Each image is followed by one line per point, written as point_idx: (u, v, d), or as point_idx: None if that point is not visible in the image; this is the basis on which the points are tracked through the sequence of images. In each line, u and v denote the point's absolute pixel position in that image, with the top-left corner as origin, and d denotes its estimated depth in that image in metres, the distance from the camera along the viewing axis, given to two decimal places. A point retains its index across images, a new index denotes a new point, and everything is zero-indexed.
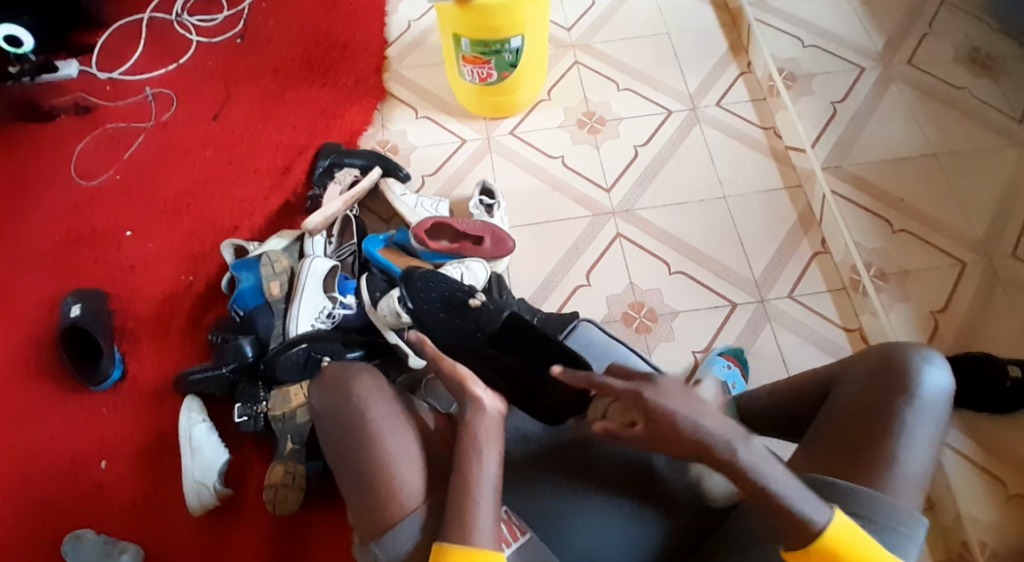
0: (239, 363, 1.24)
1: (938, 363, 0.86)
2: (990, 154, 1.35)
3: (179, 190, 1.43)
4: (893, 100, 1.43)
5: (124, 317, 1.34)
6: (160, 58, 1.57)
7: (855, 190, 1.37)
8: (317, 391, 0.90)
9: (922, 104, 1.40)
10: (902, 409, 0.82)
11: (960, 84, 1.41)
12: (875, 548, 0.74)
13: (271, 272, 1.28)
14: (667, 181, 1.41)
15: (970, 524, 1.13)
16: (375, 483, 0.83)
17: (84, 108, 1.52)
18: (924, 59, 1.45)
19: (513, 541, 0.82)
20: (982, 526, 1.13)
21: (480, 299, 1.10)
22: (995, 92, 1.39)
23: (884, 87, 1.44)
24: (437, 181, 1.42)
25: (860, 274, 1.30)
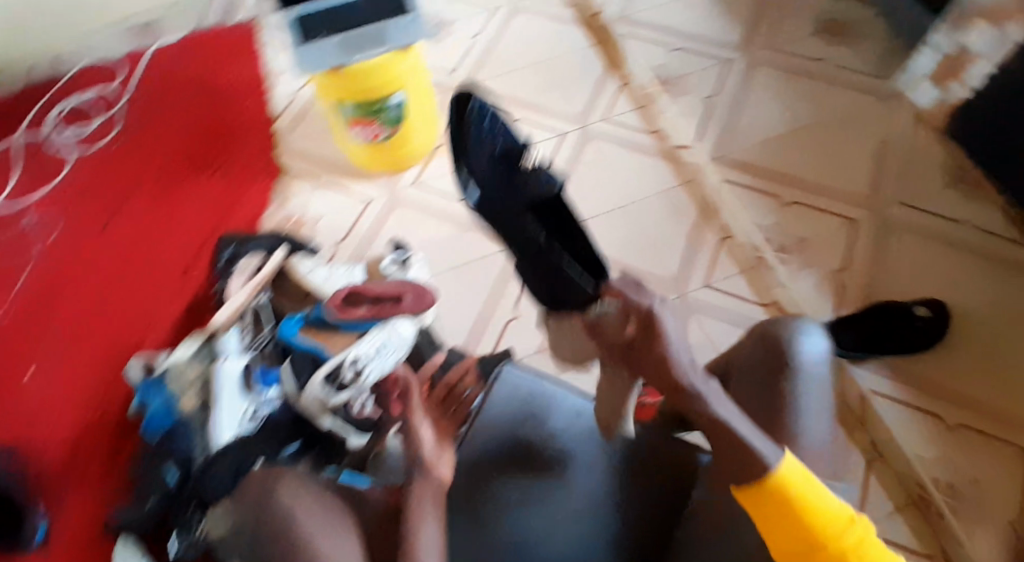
0: (163, 495, 1.07)
1: (813, 332, 0.83)
2: (852, 121, 1.47)
3: (76, 315, 1.29)
4: (762, 86, 1.53)
5: (31, 467, 1.16)
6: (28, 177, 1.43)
7: (742, 173, 1.43)
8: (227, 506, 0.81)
9: (787, 87, 1.52)
10: (789, 380, 0.80)
11: (818, 58, 1.55)
12: (825, 495, 0.68)
13: (180, 387, 1.12)
14: (573, 202, 1.41)
15: (920, 463, 1.16)
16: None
17: None
18: (781, 44, 1.58)
19: None
20: (930, 462, 1.16)
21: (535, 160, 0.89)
22: (855, 59, 1.54)
23: (748, 77, 1.54)
24: (348, 248, 1.36)
25: (762, 252, 1.34)
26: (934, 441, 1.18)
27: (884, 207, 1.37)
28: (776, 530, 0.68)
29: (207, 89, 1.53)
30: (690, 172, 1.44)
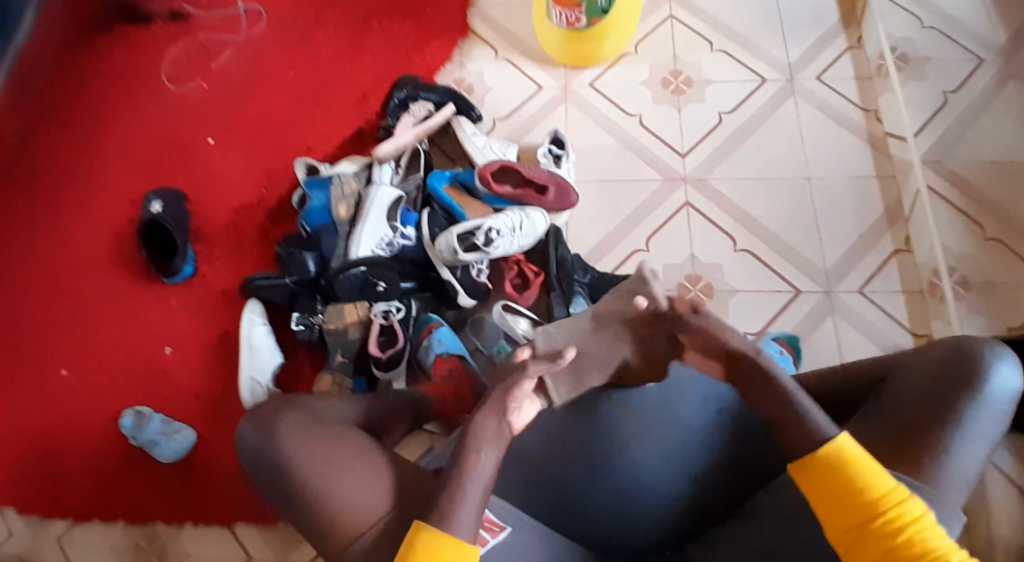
0: (301, 276, 1.34)
1: (1011, 363, 0.88)
2: None
3: (263, 110, 1.51)
4: (1010, 97, 1.35)
5: (200, 224, 1.44)
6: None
7: (951, 187, 1.32)
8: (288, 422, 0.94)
9: None
10: (966, 400, 0.87)
11: None
12: (878, 476, 0.78)
13: (339, 194, 1.36)
14: (747, 155, 1.40)
15: None
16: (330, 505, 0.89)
17: (178, 16, 1.59)
18: None
19: (491, 537, 0.89)
20: None
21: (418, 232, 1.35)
22: None
23: (1010, 76, 1.38)
24: (508, 127, 1.46)
25: (940, 278, 1.27)
26: None
27: None
28: (827, 500, 0.80)
29: None
30: (893, 167, 1.36)
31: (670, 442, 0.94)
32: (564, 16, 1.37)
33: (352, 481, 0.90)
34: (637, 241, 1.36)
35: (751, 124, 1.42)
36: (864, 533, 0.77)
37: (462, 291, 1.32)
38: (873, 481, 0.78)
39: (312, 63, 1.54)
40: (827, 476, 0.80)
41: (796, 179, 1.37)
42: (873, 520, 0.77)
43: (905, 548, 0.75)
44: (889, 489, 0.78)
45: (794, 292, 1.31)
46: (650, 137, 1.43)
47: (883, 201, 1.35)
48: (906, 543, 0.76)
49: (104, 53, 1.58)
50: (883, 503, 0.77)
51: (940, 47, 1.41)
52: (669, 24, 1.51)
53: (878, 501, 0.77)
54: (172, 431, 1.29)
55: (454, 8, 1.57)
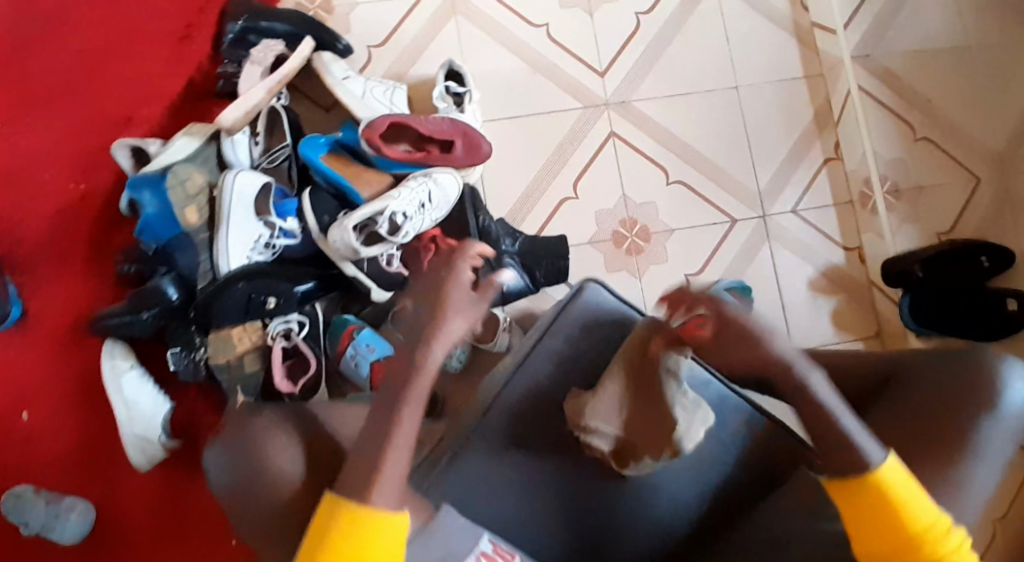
0: (163, 308, 1.06)
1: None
2: None
3: (53, 71, 1.13)
4: None
5: (10, 243, 1.11)
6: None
7: (882, 85, 1.23)
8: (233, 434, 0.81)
9: None
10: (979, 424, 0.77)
11: None
12: (919, 497, 0.71)
13: (183, 194, 1.06)
14: (669, 68, 1.22)
15: None
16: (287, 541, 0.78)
17: None
18: None
19: None
20: None
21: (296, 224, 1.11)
22: None
23: None
24: (387, 58, 1.20)
25: (872, 189, 1.22)
26: None
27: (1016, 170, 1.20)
28: (862, 521, 0.72)
29: None
30: (821, 63, 1.24)
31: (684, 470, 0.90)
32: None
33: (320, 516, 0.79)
34: (564, 189, 1.20)
35: (669, 26, 1.23)
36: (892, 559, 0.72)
37: (374, 287, 1.11)
38: (914, 507, 0.71)
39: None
40: (870, 504, 0.72)
41: (726, 89, 1.23)
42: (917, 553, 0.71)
43: None
44: (928, 517, 0.71)
45: (729, 221, 1.22)
46: (562, 55, 1.22)
47: (814, 105, 1.24)
48: None
49: None
50: (925, 531, 0.71)
51: None
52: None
53: (924, 533, 0.71)
54: (64, 510, 1.07)
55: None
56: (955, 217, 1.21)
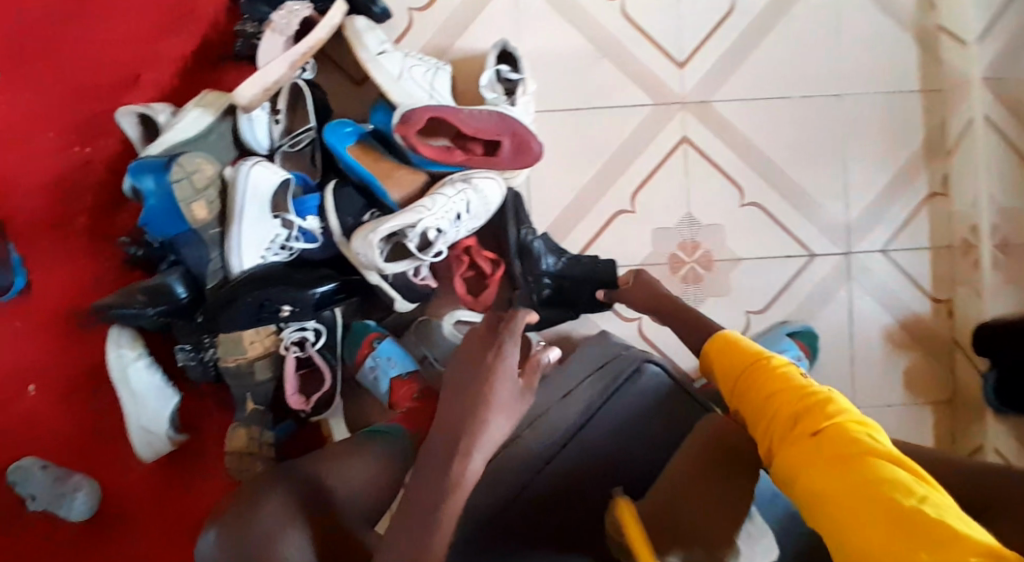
0: (171, 307, 0.98)
1: None
2: None
3: (56, 15, 1.00)
4: None
5: (9, 209, 1.02)
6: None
7: (1012, 116, 1.01)
8: (221, 533, 0.72)
9: None
10: None
11: None
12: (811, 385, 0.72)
13: (191, 188, 0.95)
14: (759, 68, 1.04)
15: None
16: None
17: None
18: None
19: None
20: None
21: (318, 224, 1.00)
22: None
23: None
24: (431, 29, 1.03)
25: (979, 239, 1.04)
26: None
27: None
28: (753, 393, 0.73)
29: None
30: (945, 75, 1.04)
31: None
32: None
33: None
34: (620, 200, 1.05)
35: (769, 13, 1.03)
36: (781, 408, 0.69)
37: (398, 299, 1.01)
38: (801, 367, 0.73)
39: None
40: (728, 353, 0.79)
41: (824, 97, 1.04)
42: (785, 384, 0.71)
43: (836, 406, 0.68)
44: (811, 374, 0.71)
45: (807, 255, 1.06)
46: (637, 39, 1.03)
47: (929, 125, 1.05)
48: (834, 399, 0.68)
49: None
50: (772, 362, 0.74)
51: None
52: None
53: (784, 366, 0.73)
54: (70, 491, 1.04)
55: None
56: None
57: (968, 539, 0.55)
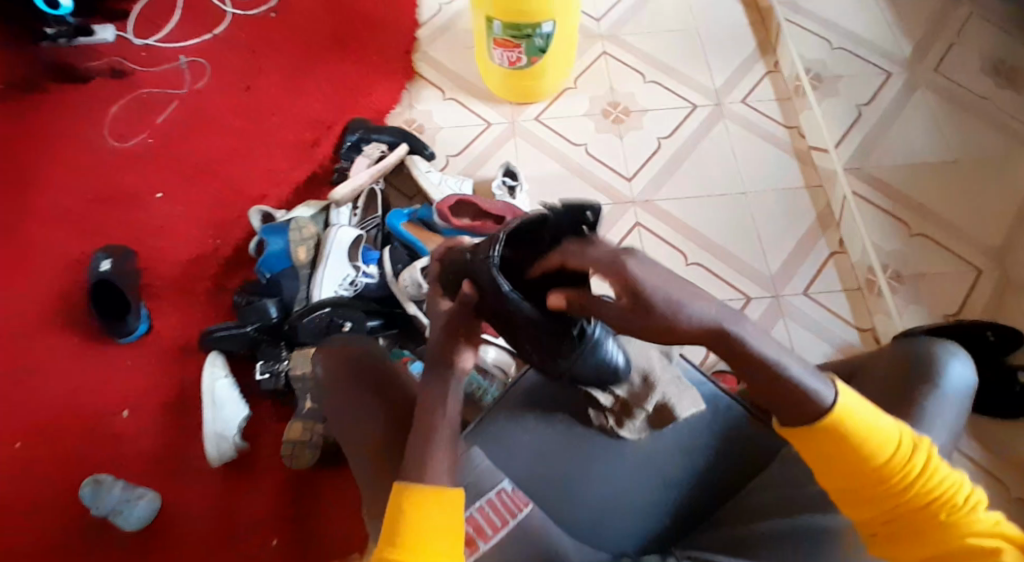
0: (263, 323, 1.33)
1: (962, 359, 1.00)
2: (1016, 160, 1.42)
3: (207, 158, 1.49)
4: (918, 104, 1.50)
5: (151, 277, 1.41)
6: (193, 29, 1.62)
7: (875, 191, 1.45)
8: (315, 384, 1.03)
9: (946, 112, 1.48)
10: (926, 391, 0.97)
11: (983, 93, 1.48)
12: (875, 421, 0.76)
13: (298, 238, 1.36)
14: (686, 176, 1.48)
15: None
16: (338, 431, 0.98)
17: (118, 74, 1.57)
18: (950, 68, 1.52)
19: (519, 509, 0.94)
20: None
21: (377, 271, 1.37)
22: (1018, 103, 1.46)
23: (915, 86, 1.52)
24: (461, 163, 1.50)
25: (876, 274, 1.38)
26: None
27: (1010, 262, 1.37)
28: (829, 463, 0.77)
29: None
30: (818, 177, 1.48)
31: (666, 460, 1.01)
32: (506, 56, 1.43)
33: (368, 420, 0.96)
34: None
35: (686, 147, 1.50)
36: (856, 477, 0.77)
37: (428, 325, 1.34)
38: (869, 432, 0.76)
39: (258, 111, 1.53)
40: (837, 444, 0.76)
41: (735, 194, 1.47)
42: (888, 483, 0.77)
43: (898, 471, 0.77)
44: (878, 439, 0.76)
45: (745, 297, 1.39)
46: (596, 165, 1.49)
47: (816, 207, 1.47)
48: (896, 468, 0.77)
49: (42, 116, 1.53)
50: (844, 429, 0.75)
51: (852, 67, 1.56)
52: (605, 58, 1.60)
53: (890, 460, 0.77)
54: (135, 497, 1.25)
55: (400, 53, 1.60)
56: (960, 302, 1.35)
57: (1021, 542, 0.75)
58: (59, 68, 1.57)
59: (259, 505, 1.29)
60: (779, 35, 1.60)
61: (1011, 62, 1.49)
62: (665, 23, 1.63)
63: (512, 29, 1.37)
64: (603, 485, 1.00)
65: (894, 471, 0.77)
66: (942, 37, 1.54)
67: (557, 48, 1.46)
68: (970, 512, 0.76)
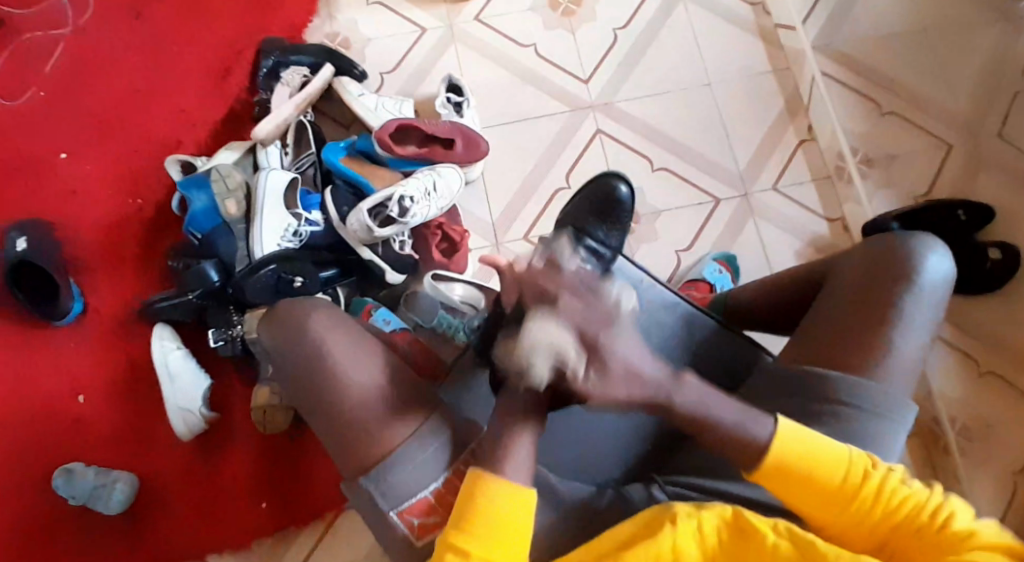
0: (205, 289, 1.24)
1: (940, 252, 0.91)
2: (982, 26, 1.36)
3: (110, 102, 1.31)
4: None
5: (71, 249, 1.27)
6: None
7: (843, 69, 1.36)
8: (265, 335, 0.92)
9: None
10: (901, 296, 0.88)
11: None
12: (822, 446, 0.75)
13: (224, 191, 1.23)
14: (648, 70, 1.36)
15: (941, 401, 1.28)
16: None
17: None
18: None
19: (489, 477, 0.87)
20: (953, 403, 1.28)
21: (317, 216, 1.27)
22: None
23: None
24: (398, 80, 1.35)
25: (846, 160, 1.34)
26: (965, 385, 1.28)
27: (982, 131, 1.33)
28: (805, 504, 0.75)
29: None
30: (784, 57, 1.38)
31: None
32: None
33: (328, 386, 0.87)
34: (556, 181, 1.32)
35: (643, 38, 1.37)
36: (830, 514, 0.75)
37: (389, 269, 1.27)
38: (821, 467, 0.75)
39: (159, 41, 1.34)
40: (789, 479, 0.75)
41: (699, 88, 1.36)
42: (854, 505, 0.74)
43: (865, 486, 0.74)
44: (835, 471, 0.74)
45: (713, 201, 1.33)
46: (549, 68, 1.35)
47: (783, 92, 1.37)
48: (858, 488, 0.74)
49: None
50: (798, 464, 0.75)
51: None
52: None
53: (845, 482, 0.74)
54: (110, 480, 1.20)
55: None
56: (930, 184, 1.33)
57: (999, 555, 0.68)
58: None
59: (236, 474, 1.26)
60: None
61: None
62: None
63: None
64: (579, 441, 0.93)
65: (857, 487, 0.74)
66: None
67: None
68: (947, 529, 0.71)
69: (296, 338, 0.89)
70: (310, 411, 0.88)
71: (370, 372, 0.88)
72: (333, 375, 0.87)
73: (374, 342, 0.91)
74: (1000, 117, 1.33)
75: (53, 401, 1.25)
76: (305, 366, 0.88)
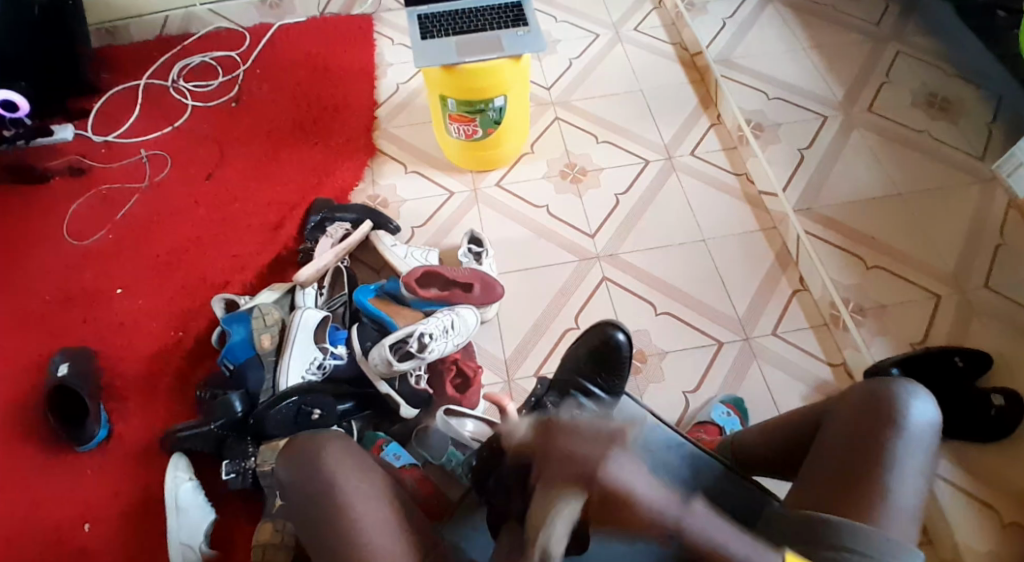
0: (228, 419, 1.26)
1: (924, 398, 0.93)
2: (949, 192, 1.52)
3: (167, 247, 1.48)
4: (856, 143, 1.60)
5: (111, 376, 1.35)
6: (152, 121, 1.65)
7: (825, 229, 1.50)
8: (282, 466, 0.95)
9: (883, 147, 1.58)
10: (890, 438, 0.89)
11: (919, 126, 1.61)
12: None
13: (262, 325, 1.32)
14: (649, 225, 1.51)
15: (969, 554, 1.20)
16: (325, 522, 0.89)
17: (78, 169, 1.58)
18: (882, 106, 1.64)
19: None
20: (980, 556, 1.20)
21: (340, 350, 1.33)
22: (951, 131, 1.59)
23: (853, 126, 1.62)
24: (426, 233, 1.50)
25: (839, 309, 1.41)
26: (988, 534, 1.22)
27: (966, 286, 1.41)
28: None
29: (318, 67, 1.73)
30: (771, 219, 1.54)
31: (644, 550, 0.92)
32: (462, 130, 1.47)
33: (348, 478, 0.92)
34: (566, 321, 1.40)
35: (643, 202, 1.54)
36: None
37: (403, 402, 1.29)
38: None
39: (219, 198, 1.54)
40: None
41: (696, 242, 1.50)
42: None
43: None
44: None
45: (716, 343, 1.39)
46: (560, 225, 1.51)
47: (773, 247, 1.51)
48: None
49: (5, 219, 1.52)
50: None
51: (790, 114, 1.65)
52: (558, 124, 1.66)
53: None
54: None
55: (360, 131, 1.63)
56: (924, 332, 1.37)
57: None
58: (16, 166, 1.57)
59: None
60: (719, 90, 1.69)
61: (938, 97, 1.63)
62: (611, 88, 1.71)
63: (466, 105, 1.42)
64: None
65: None
66: (872, 78, 1.68)
67: (519, 108, 1.48)
68: None
69: (313, 464, 0.93)
70: (324, 491, 0.91)
71: (375, 494, 0.91)
72: (347, 489, 0.91)
73: (376, 475, 0.95)
74: (981, 274, 1.43)
75: (59, 526, 1.24)
76: (317, 479, 0.92)
